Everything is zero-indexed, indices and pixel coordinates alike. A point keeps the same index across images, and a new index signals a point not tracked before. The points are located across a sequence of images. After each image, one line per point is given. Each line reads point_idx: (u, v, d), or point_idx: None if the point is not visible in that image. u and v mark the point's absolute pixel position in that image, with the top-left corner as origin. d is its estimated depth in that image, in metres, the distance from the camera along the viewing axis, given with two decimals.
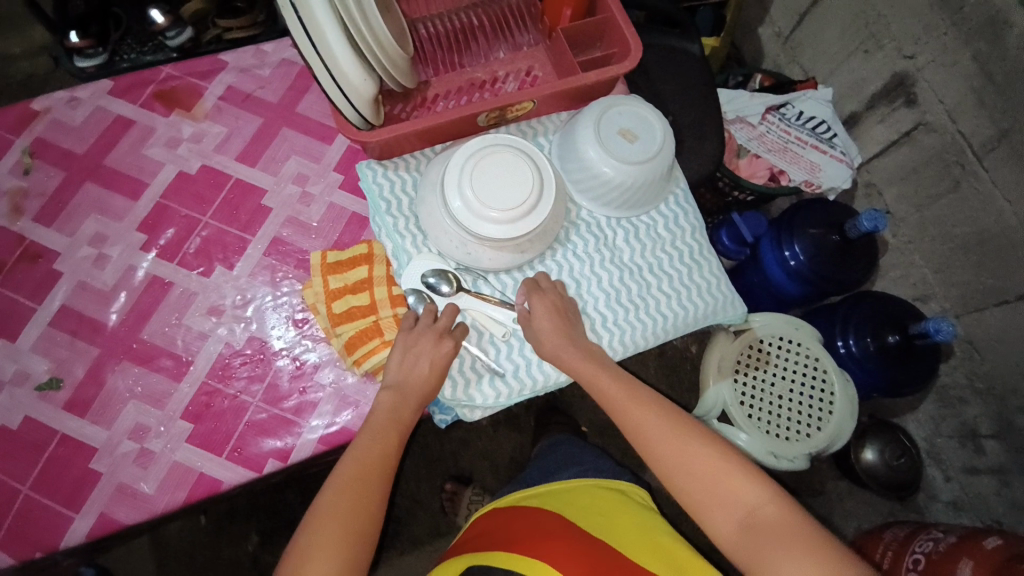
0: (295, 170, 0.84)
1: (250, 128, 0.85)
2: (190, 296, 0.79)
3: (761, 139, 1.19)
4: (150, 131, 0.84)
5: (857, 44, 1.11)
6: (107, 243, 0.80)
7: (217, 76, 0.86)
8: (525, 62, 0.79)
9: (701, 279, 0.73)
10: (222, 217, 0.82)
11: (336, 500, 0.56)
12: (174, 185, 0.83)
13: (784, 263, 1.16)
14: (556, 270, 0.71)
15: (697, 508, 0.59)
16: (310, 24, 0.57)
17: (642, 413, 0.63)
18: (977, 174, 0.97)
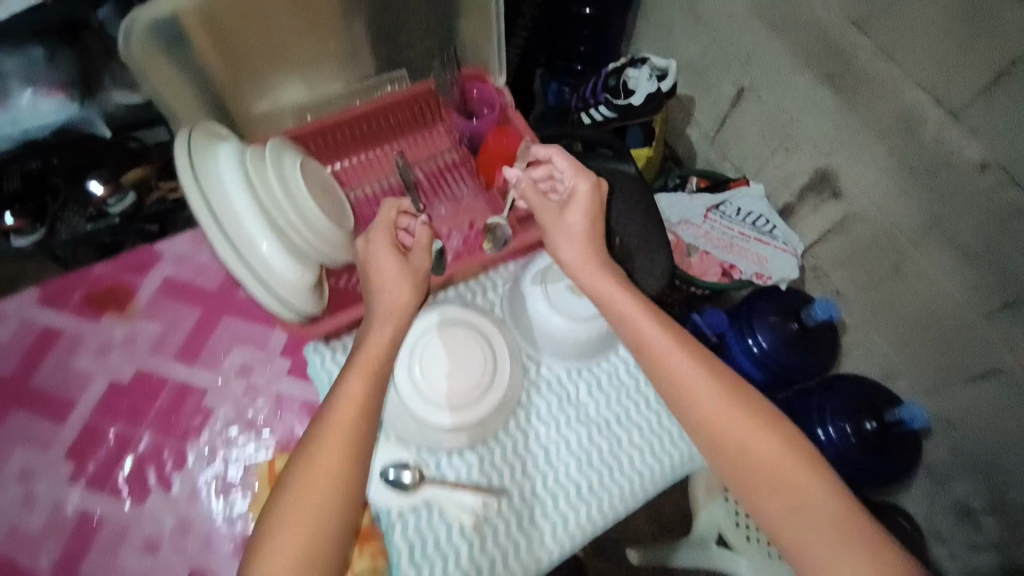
0: (238, 361, 0.89)
1: (188, 321, 0.90)
2: (122, 528, 0.80)
3: (707, 236, 1.22)
4: (80, 339, 0.87)
5: (778, 143, 1.18)
6: (36, 478, 0.81)
7: (151, 270, 0.92)
8: (467, 216, 0.80)
9: (670, 424, 0.72)
10: (159, 422, 0.85)
11: (322, 438, 0.59)
12: (107, 398, 0.85)
13: (750, 351, 1.17)
14: (522, 438, 0.71)
15: (754, 490, 0.60)
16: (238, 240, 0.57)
17: (685, 363, 0.64)
18: (915, 260, 1.00)
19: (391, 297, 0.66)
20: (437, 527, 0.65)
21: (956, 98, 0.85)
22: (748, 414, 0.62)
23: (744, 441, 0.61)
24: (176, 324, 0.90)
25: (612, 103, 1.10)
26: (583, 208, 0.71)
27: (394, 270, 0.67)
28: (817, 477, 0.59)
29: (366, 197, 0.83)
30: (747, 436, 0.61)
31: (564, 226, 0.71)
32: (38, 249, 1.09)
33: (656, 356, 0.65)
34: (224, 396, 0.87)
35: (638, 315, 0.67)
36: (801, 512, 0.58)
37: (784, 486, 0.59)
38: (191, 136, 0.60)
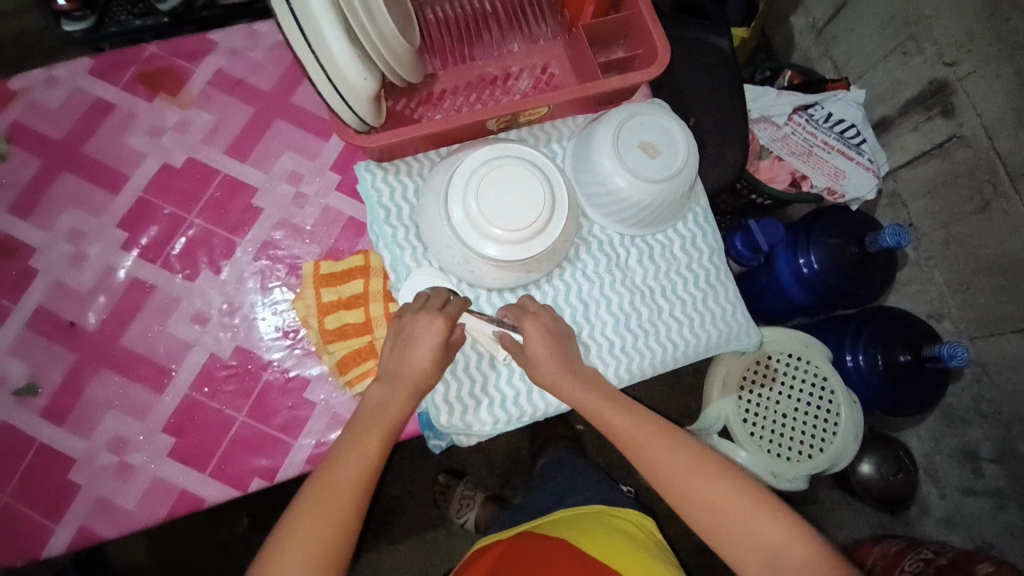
0: (288, 167, 0.79)
1: (241, 119, 0.79)
2: (173, 301, 0.76)
3: (785, 140, 1.13)
4: (133, 117, 0.78)
5: (896, 44, 1.04)
6: (86, 240, 0.76)
7: (206, 59, 0.80)
8: (541, 58, 0.73)
9: (715, 306, 0.69)
10: (209, 217, 0.77)
11: (299, 512, 0.53)
12: (158, 179, 0.78)
13: (797, 270, 1.12)
14: (563, 291, 0.67)
15: (718, 536, 0.56)
16: (305, 19, 0.51)
17: (652, 440, 0.59)
18: (1009, 197, 0.92)
19: (412, 370, 0.59)
20: (467, 352, 0.65)
21: None
22: (716, 482, 0.57)
23: (699, 498, 0.57)
24: (228, 120, 0.80)
25: None
26: (544, 336, 0.60)
27: (432, 345, 0.59)
28: (780, 518, 0.55)
29: (434, 18, 0.70)
30: (707, 504, 0.57)
31: (537, 368, 0.60)
32: (88, 38, 1.03)
33: (622, 430, 0.59)
34: (275, 197, 0.78)
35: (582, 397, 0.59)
36: (777, 565, 0.54)
37: (756, 547, 0.55)
38: None
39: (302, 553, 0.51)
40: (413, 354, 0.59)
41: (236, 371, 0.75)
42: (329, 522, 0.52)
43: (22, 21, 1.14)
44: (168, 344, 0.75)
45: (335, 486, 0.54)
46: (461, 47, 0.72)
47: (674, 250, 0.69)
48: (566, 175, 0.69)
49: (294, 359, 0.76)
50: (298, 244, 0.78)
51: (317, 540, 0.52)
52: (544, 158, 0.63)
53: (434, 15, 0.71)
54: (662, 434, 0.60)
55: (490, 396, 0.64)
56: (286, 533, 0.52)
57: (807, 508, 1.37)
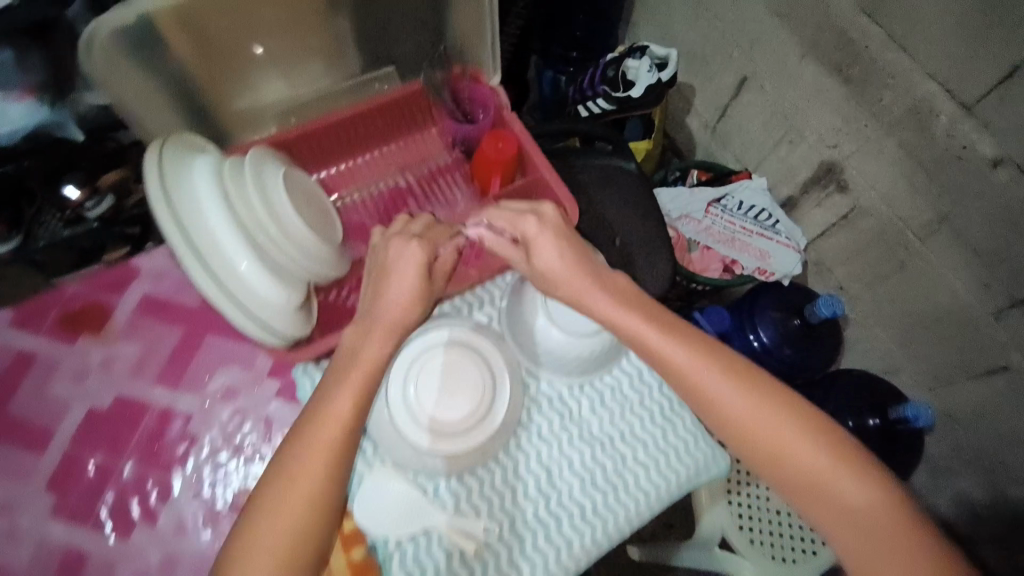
0: (224, 383, 0.75)
1: (169, 341, 0.77)
2: (108, 565, 0.67)
3: (708, 231, 1.18)
4: (55, 365, 0.75)
5: (781, 134, 1.15)
6: (12, 513, 0.69)
7: (130, 285, 0.78)
8: (462, 222, 0.75)
9: (677, 440, 0.66)
10: (143, 458, 0.72)
11: (281, 487, 0.54)
12: (84, 428, 0.72)
13: (750, 347, 1.14)
14: (523, 460, 0.64)
15: (810, 474, 0.57)
16: (220, 270, 0.53)
17: (762, 404, 0.59)
18: (922, 255, 0.98)
19: (391, 306, 0.59)
20: (435, 551, 0.60)
21: (969, 92, 0.82)
22: (781, 412, 0.59)
23: (795, 456, 0.58)
24: (157, 347, 0.77)
25: (610, 96, 1.06)
26: (550, 239, 0.62)
27: (413, 264, 0.61)
28: (886, 499, 0.56)
29: (355, 200, 0.80)
30: (780, 448, 0.58)
31: (546, 273, 0.62)
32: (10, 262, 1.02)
33: (713, 379, 0.60)
34: (215, 423, 0.73)
35: (657, 337, 0.60)
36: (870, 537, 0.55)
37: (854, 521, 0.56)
38: (165, 149, 0.56)
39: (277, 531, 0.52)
40: (395, 290, 0.60)
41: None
42: (312, 472, 0.54)
43: None
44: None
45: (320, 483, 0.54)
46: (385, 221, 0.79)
47: (624, 390, 0.67)
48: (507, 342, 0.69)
49: None
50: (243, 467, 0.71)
51: (301, 497, 0.53)
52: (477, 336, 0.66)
53: (355, 198, 0.80)
54: (768, 390, 0.60)
55: None
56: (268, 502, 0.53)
57: None
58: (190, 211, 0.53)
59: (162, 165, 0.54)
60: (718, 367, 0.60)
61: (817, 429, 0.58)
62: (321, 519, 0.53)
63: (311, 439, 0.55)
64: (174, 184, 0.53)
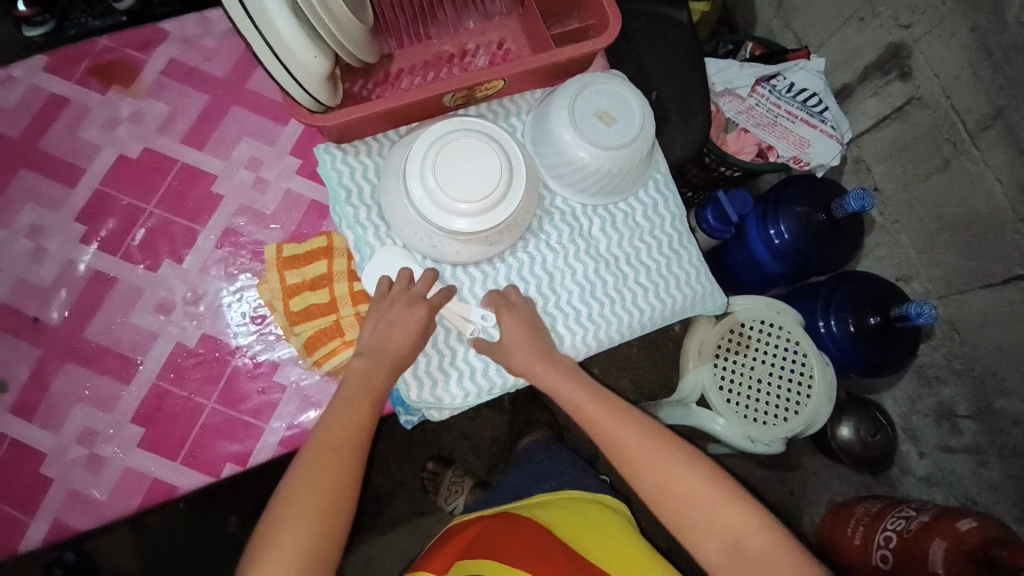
0: (247, 153, 0.80)
1: (196, 106, 0.80)
2: (136, 292, 0.76)
3: (750, 112, 1.14)
4: (87, 112, 0.79)
5: (853, 10, 1.06)
6: (44, 235, 0.76)
7: (159, 47, 0.81)
8: (496, 32, 0.73)
9: (679, 271, 0.70)
10: (168, 206, 0.78)
11: (322, 462, 0.57)
12: (115, 171, 0.78)
13: (770, 242, 1.13)
14: (529, 262, 0.67)
15: (677, 506, 0.60)
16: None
17: (636, 440, 0.62)
18: (969, 153, 0.94)
19: (393, 345, 0.61)
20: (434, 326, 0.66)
21: None
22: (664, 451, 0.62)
23: (667, 490, 0.60)
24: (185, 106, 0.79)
25: None
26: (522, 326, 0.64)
27: (411, 332, 0.61)
28: (750, 514, 0.59)
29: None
30: (709, 521, 0.59)
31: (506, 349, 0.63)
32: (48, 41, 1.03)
33: (588, 413, 0.63)
34: (239, 173, 0.79)
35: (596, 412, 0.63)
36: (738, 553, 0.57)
37: (722, 532, 0.58)
38: None
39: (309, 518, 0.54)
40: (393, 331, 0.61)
41: (204, 357, 0.76)
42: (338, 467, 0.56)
43: None
44: (132, 334, 0.76)
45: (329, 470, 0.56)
46: (417, 25, 0.71)
47: (635, 217, 0.70)
48: (526, 148, 0.69)
49: (264, 345, 0.78)
50: (259, 229, 0.79)
51: (314, 505, 0.54)
52: (499, 129, 0.63)
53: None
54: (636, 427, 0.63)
55: (460, 368, 0.65)
56: (299, 484, 0.56)
57: (790, 475, 1.37)
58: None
59: None
60: (619, 415, 0.63)
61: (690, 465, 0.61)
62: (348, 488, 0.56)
63: (321, 467, 0.56)
64: None
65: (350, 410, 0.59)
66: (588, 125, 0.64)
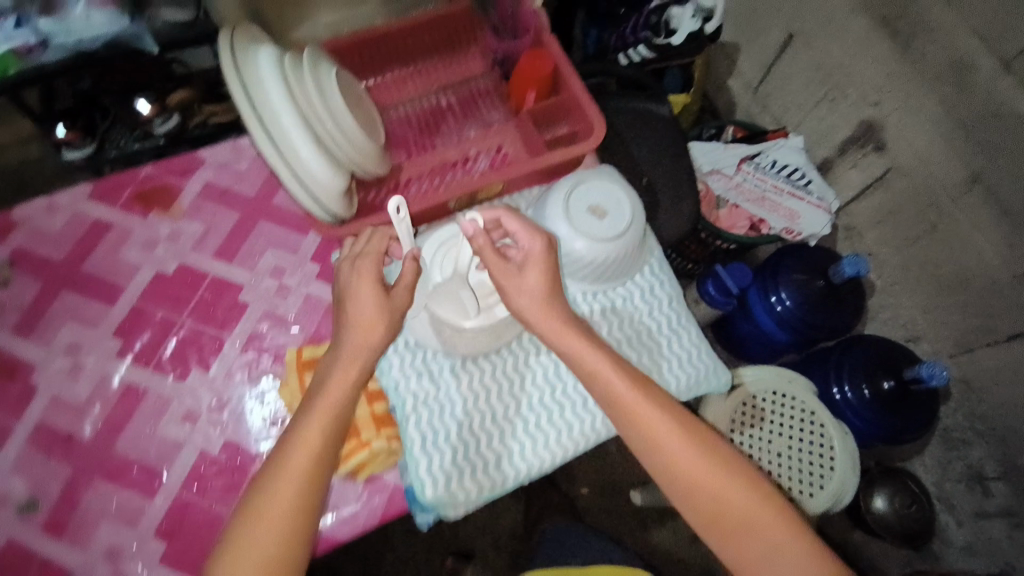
0: (273, 263, 0.86)
1: (227, 223, 0.87)
2: (165, 402, 0.79)
3: (738, 188, 1.20)
4: (129, 234, 0.85)
5: (822, 93, 1.15)
6: (83, 352, 0.81)
7: (195, 172, 0.89)
8: (495, 138, 0.79)
9: (681, 350, 0.72)
10: (198, 317, 0.83)
11: (269, 488, 0.58)
12: (152, 287, 0.84)
13: (773, 311, 1.16)
14: (535, 352, 0.70)
15: (709, 503, 0.60)
16: (273, 131, 0.59)
17: (671, 434, 0.61)
18: (952, 217, 0.97)
19: (359, 320, 0.62)
20: (448, 422, 0.67)
21: (1014, 43, 0.81)
22: (703, 445, 0.61)
23: (707, 490, 0.60)
24: (218, 225, 0.87)
25: (652, 42, 1.08)
26: (541, 265, 0.63)
27: (366, 307, 0.62)
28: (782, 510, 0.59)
29: (394, 117, 0.81)
30: (744, 512, 0.59)
31: (526, 292, 0.63)
32: (90, 164, 1.14)
33: (623, 399, 0.62)
34: (264, 283, 0.85)
35: (597, 358, 0.63)
36: (768, 557, 0.58)
37: (752, 526, 0.58)
38: (241, 30, 0.64)
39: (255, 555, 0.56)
40: (351, 312, 0.63)
41: (227, 467, 0.77)
42: (288, 498, 0.58)
43: (20, 156, 1.25)
44: (160, 446, 0.78)
45: (276, 505, 0.57)
46: (421, 138, 0.80)
47: (634, 301, 0.73)
48: None
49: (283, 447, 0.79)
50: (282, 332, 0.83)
51: (268, 544, 0.56)
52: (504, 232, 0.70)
53: (395, 114, 0.81)
54: (675, 415, 0.62)
55: (474, 462, 0.65)
56: (253, 506, 0.58)
57: None
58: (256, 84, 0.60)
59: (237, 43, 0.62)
60: (656, 403, 0.62)
61: (723, 462, 0.61)
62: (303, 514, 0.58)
63: (273, 492, 0.58)
64: (244, 60, 0.61)
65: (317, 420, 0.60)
66: (581, 218, 0.68)
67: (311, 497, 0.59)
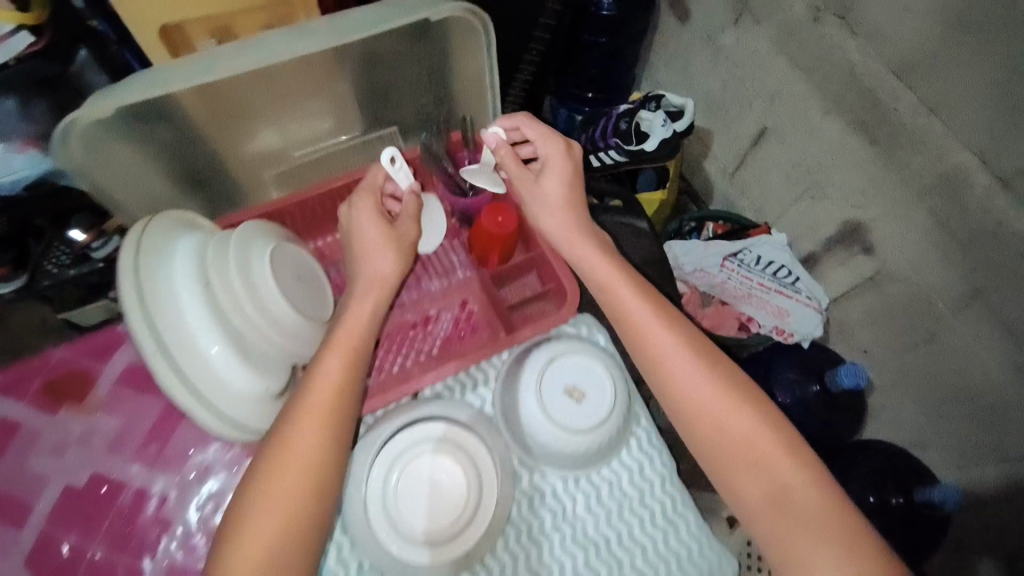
0: (206, 460, 0.66)
1: (151, 416, 0.67)
2: None
3: (723, 286, 1.13)
4: (36, 437, 0.66)
5: (803, 189, 1.10)
6: None
7: (118, 351, 0.69)
8: (458, 295, 0.72)
9: (680, 545, 0.61)
10: (114, 544, 0.63)
11: (291, 432, 0.53)
12: (59, 508, 0.64)
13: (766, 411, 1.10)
14: (510, 563, 0.60)
15: (724, 436, 0.62)
16: (189, 363, 0.51)
17: (691, 371, 0.64)
18: (952, 328, 0.92)
19: (369, 259, 0.63)
20: None
21: (1008, 164, 0.77)
22: (729, 396, 0.63)
23: (732, 433, 0.62)
24: (142, 419, 0.67)
25: (623, 148, 1.03)
26: (561, 169, 0.68)
27: (371, 227, 0.64)
28: (806, 467, 0.61)
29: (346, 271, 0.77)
30: (764, 465, 0.61)
31: (546, 196, 0.68)
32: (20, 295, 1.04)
33: (652, 348, 0.65)
34: (191, 507, 0.64)
35: (630, 294, 0.66)
36: (784, 505, 0.59)
37: (773, 473, 0.61)
38: (148, 225, 0.54)
39: (281, 496, 0.51)
40: (361, 235, 0.64)
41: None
42: (302, 445, 0.53)
43: None
44: None
45: (298, 458, 0.53)
46: None
47: (622, 487, 0.63)
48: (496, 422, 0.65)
49: None
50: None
51: (296, 462, 0.52)
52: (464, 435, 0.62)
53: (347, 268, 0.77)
54: (692, 346, 0.65)
55: None
56: (270, 469, 0.53)
57: None
58: (168, 304, 0.51)
59: (141, 251, 0.52)
60: (688, 346, 0.65)
61: (755, 405, 0.63)
62: (329, 431, 0.54)
63: (286, 453, 0.53)
64: (151, 276, 0.51)
65: (337, 357, 0.57)
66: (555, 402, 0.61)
67: (327, 451, 0.54)
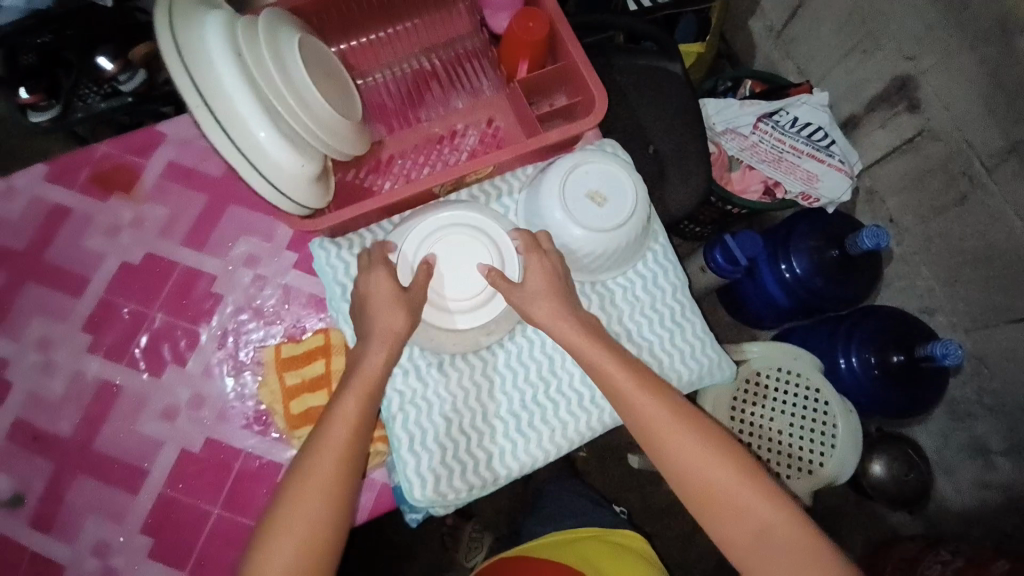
0: (245, 250, 0.68)
1: (195, 207, 0.70)
2: (139, 400, 0.65)
3: (753, 149, 1.10)
4: (89, 218, 0.68)
5: (854, 43, 1.03)
6: (54, 349, 0.65)
7: (156, 149, 0.70)
8: (485, 112, 0.73)
9: (684, 342, 0.70)
10: (170, 309, 0.67)
11: (305, 472, 0.55)
12: (119, 278, 0.67)
13: (781, 277, 1.11)
14: (528, 346, 0.68)
15: (684, 467, 0.59)
16: (229, 119, 0.53)
17: (649, 407, 0.60)
18: (986, 188, 0.90)
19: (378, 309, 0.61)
20: (436, 420, 0.64)
21: None
22: (684, 423, 0.60)
23: (683, 457, 0.59)
24: (187, 211, 0.70)
25: None
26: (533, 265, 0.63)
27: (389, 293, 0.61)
28: (775, 498, 0.58)
29: (375, 82, 0.74)
30: (728, 490, 0.58)
31: (521, 291, 0.63)
32: (57, 127, 1.02)
33: (611, 381, 0.60)
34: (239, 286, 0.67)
35: (600, 353, 0.61)
36: (755, 531, 0.57)
37: (740, 502, 0.57)
38: None
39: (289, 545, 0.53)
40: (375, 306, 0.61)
41: (210, 465, 0.64)
42: (312, 506, 0.54)
43: None
44: (137, 446, 0.64)
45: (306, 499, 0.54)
46: (406, 109, 0.73)
47: (635, 290, 0.70)
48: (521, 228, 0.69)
49: (268, 446, 0.64)
50: (262, 325, 0.67)
51: (306, 518, 0.54)
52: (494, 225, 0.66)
53: (376, 79, 0.74)
54: (655, 391, 0.60)
55: (465, 460, 0.64)
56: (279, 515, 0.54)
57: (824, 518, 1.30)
58: (202, 72, 0.52)
59: (174, 12, 0.53)
60: (640, 378, 0.61)
61: (711, 439, 0.59)
62: (344, 473, 0.56)
63: (296, 503, 0.54)
64: (185, 36, 0.52)
65: (344, 414, 0.57)
66: (580, 205, 0.64)
67: (334, 500, 0.55)
